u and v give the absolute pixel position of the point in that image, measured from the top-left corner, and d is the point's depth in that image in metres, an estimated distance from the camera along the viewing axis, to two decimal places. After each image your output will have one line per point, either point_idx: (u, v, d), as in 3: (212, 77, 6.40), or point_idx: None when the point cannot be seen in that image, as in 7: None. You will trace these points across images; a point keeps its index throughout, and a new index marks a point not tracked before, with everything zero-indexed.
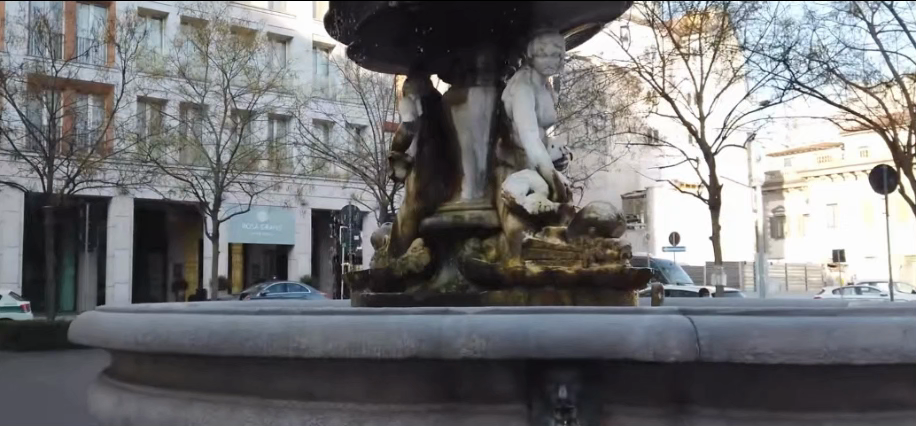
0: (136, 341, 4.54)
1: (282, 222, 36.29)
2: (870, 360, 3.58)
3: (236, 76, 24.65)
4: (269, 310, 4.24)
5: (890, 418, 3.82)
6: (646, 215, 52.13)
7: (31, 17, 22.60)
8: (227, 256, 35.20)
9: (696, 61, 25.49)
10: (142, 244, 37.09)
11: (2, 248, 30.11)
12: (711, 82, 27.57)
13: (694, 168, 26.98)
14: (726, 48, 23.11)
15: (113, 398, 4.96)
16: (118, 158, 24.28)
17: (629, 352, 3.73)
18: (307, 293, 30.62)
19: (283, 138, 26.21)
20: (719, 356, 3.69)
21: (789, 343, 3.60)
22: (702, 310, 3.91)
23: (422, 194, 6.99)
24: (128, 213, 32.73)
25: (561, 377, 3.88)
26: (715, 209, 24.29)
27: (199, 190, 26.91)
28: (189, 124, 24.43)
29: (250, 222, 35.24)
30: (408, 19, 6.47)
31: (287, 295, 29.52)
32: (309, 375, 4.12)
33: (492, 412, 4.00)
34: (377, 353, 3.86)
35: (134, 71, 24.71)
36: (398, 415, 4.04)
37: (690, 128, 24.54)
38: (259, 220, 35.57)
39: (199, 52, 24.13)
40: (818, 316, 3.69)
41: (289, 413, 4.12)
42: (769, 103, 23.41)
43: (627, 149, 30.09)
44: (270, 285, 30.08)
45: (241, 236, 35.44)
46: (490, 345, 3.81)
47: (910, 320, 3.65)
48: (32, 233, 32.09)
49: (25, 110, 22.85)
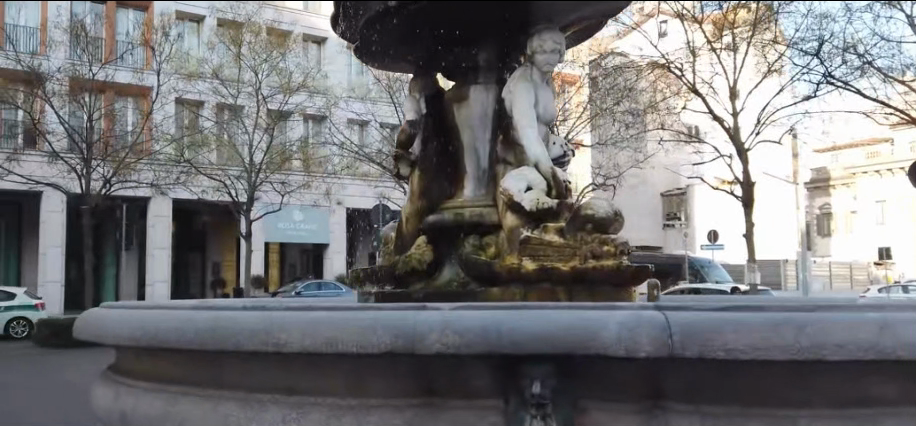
0: (129, 338, 4.65)
1: (318, 222, 36.63)
2: (843, 357, 3.54)
3: (268, 77, 24.97)
4: (253, 306, 4.33)
5: (867, 414, 3.80)
6: (687, 214, 52.27)
7: (69, 20, 23.09)
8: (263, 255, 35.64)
9: (730, 57, 25.11)
10: (181, 243, 37.76)
11: (45, 249, 31.06)
12: (747, 77, 27.13)
13: (729, 165, 26.57)
14: (759, 42, 22.74)
15: (112, 392, 5.10)
16: (154, 159, 24.74)
17: (601, 348, 3.76)
18: (341, 292, 30.87)
19: (315, 138, 26.46)
20: (690, 352, 3.68)
21: (760, 339, 3.59)
22: (677, 306, 3.90)
23: (427, 192, 6.99)
24: (166, 213, 33.30)
25: (535, 372, 3.91)
26: (749, 206, 23.92)
27: (233, 190, 27.30)
28: (223, 125, 24.80)
29: (286, 222, 35.64)
30: (409, 18, 6.51)
31: (321, 293, 29.80)
32: (291, 370, 4.20)
33: (469, 407, 4.06)
34: (353, 348, 3.92)
35: (169, 74, 25.16)
36: (377, 410, 4.10)
37: (723, 124, 24.21)
38: (295, 220, 35.95)
39: (232, 54, 24.48)
40: (792, 312, 3.66)
41: (271, 407, 4.21)
42: (805, 98, 22.96)
43: (661, 145, 29.74)
44: (305, 284, 30.40)
45: (277, 236, 35.86)
46: (463, 341, 3.84)
47: (887, 316, 3.61)
48: (75, 233, 32.85)
49: (64, 113, 23.43)
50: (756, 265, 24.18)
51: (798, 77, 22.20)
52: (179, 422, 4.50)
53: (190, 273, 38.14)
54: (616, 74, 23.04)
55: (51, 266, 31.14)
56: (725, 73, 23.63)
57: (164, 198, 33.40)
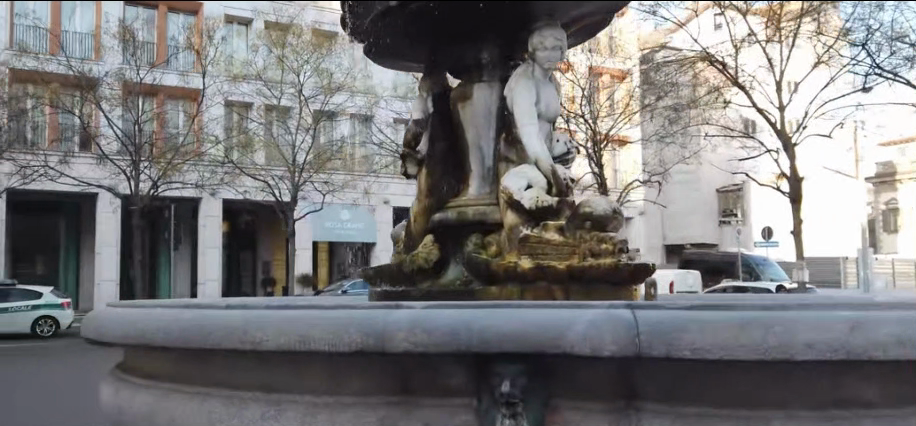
0: (122, 335, 4.77)
1: (364, 221, 36.93)
2: (812, 357, 3.45)
3: (310, 78, 25.29)
4: (235, 305, 4.40)
5: (844, 416, 3.69)
6: (743, 209, 50.97)
7: (118, 26, 23.78)
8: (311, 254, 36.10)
9: (776, 49, 24.54)
10: (233, 242, 38.50)
11: (100, 249, 32.04)
12: (795, 69, 26.47)
13: (776, 160, 25.96)
14: (804, 33, 22.18)
15: (112, 388, 5.25)
16: (201, 160, 25.28)
17: (567, 348, 3.73)
18: None
19: (358, 138, 26.69)
20: (657, 351, 3.62)
21: (727, 339, 3.51)
22: (649, 305, 3.83)
23: (434, 190, 7.02)
24: (217, 213, 33.97)
25: (504, 371, 3.90)
26: (796, 202, 23.34)
27: (278, 190, 27.74)
28: (267, 125, 25.20)
29: (333, 221, 36.05)
30: (412, 17, 6.55)
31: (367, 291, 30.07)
32: (270, 369, 4.27)
33: (442, 405, 4.07)
34: (325, 347, 3.96)
35: (215, 76, 25.68)
36: (351, 408, 4.14)
37: (768, 118, 23.69)
38: (342, 219, 36.32)
39: (276, 55, 24.87)
40: (762, 312, 3.57)
41: (250, 404, 4.28)
42: (854, 90, 22.32)
43: (708, 141, 29.23)
44: (351, 282, 30.71)
45: (324, 234, 36.29)
46: (430, 339, 3.85)
47: (861, 316, 3.50)
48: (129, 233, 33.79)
49: (115, 116, 24.11)
50: (805, 263, 23.56)
51: (846, 69, 21.58)
52: (168, 418, 4.61)
53: (241, 272, 38.87)
54: (657, 68, 22.71)
55: (106, 266, 32.09)
56: (771, 65, 23.07)
57: (215, 198, 34.09)
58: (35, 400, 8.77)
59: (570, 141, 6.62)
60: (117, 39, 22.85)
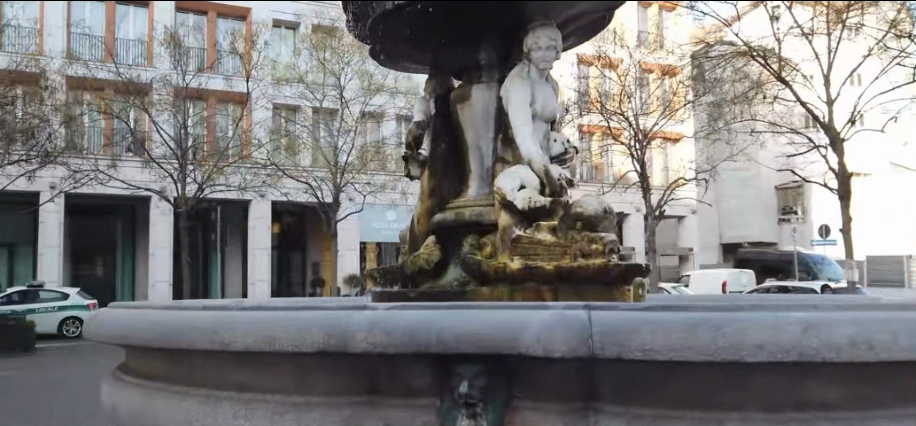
0: (111, 335, 4.93)
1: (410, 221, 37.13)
2: (763, 359, 3.41)
3: (351, 80, 25.54)
4: (211, 306, 4.51)
5: (803, 419, 3.63)
6: (804, 208, 50.04)
7: (165, 34, 24.40)
8: (358, 254, 36.49)
9: (824, 42, 23.84)
10: (283, 243, 39.14)
11: (154, 250, 32.92)
12: (846, 60, 25.70)
13: (825, 156, 25.21)
14: (852, 22, 21.49)
15: (109, 387, 5.44)
16: (245, 163, 25.72)
17: (521, 348, 3.74)
18: None
19: (399, 139, 26.84)
20: (609, 352, 3.62)
21: (676, 340, 3.50)
22: (607, 305, 3.83)
23: (436, 191, 7.05)
24: (267, 214, 34.53)
25: (463, 372, 3.93)
26: (845, 199, 22.64)
27: (322, 191, 28.07)
28: (310, 127, 25.56)
29: (379, 221, 36.33)
30: (409, 19, 6.61)
31: None
32: (243, 368, 4.38)
33: (406, 405, 4.14)
34: (289, 347, 4.03)
35: (259, 80, 26.15)
36: (318, 407, 4.21)
37: (815, 114, 23.03)
38: (388, 219, 36.57)
39: (317, 58, 25.20)
40: (715, 312, 3.55)
41: (224, 403, 4.40)
42: (907, 82, 21.51)
43: (755, 137, 28.58)
44: None
45: (371, 235, 36.62)
46: (389, 339, 3.90)
47: (816, 317, 3.44)
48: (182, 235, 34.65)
49: (163, 122, 24.76)
50: (855, 262, 22.83)
51: (898, 60, 20.80)
52: (151, 417, 4.76)
53: (291, 273, 39.47)
54: (698, 63, 22.35)
55: (160, 267, 32.97)
56: (818, 58, 22.47)
57: (264, 199, 34.67)
58: (65, 400, 9.09)
59: (567, 141, 6.58)
60: (164, 45, 23.43)
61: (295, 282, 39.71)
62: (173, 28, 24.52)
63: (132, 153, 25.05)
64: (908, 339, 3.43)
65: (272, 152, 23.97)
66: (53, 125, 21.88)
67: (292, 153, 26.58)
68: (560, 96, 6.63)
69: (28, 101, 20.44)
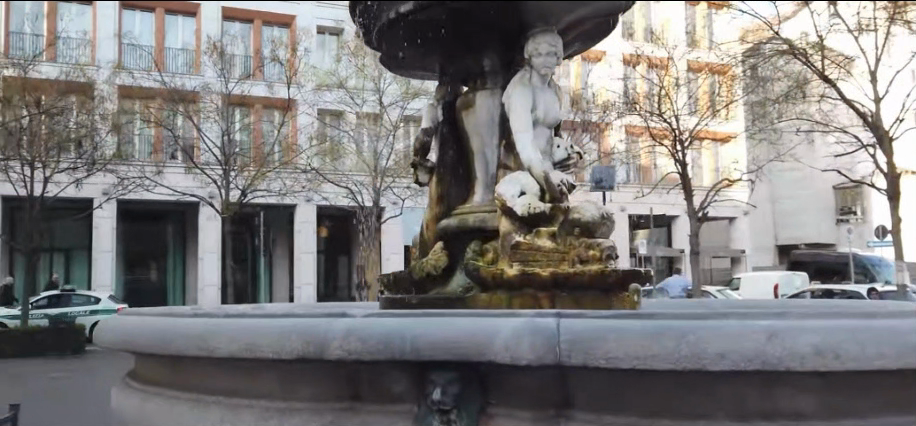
0: (112, 341, 5.08)
1: None
2: (725, 367, 3.40)
3: (390, 84, 25.68)
4: (203, 313, 4.63)
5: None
6: (863, 209, 46.54)
7: (209, 42, 24.90)
8: (403, 257, 36.69)
9: (872, 36, 23.09)
10: (330, 247, 39.57)
11: (203, 254, 33.62)
12: (897, 55, 24.81)
13: (875, 155, 24.41)
14: (900, 17, 20.75)
15: (117, 391, 5.62)
16: (287, 167, 26.07)
17: (491, 355, 3.77)
18: None
19: None
20: (575, 359, 3.64)
21: (640, 348, 3.50)
22: (578, 313, 3.84)
23: (444, 197, 7.10)
24: (312, 219, 34.84)
25: (437, 378, 3.97)
26: (895, 199, 21.90)
27: (363, 195, 28.29)
28: (350, 132, 25.79)
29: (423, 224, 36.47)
30: (416, 28, 6.67)
31: None
32: (232, 374, 4.49)
33: (386, 411, 4.20)
34: (269, 353, 4.10)
35: (300, 86, 26.51)
36: (300, 413, 4.30)
37: (862, 112, 22.33)
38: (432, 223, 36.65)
39: (357, 63, 25.41)
40: (680, 320, 3.54)
41: (213, 408, 4.53)
42: None
43: (803, 136, 27.84)
44: None
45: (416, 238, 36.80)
46: (363, 347, 3.95)
47: (781, 325, 3.41)
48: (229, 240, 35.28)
49: (209, 129, 25.25)
50: (905, 265, 22.08)
51: None
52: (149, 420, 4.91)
53: (338, 276, 39.89)
54: (740, 62, 21.90)
55: (209, 270, 33.65)
56: (865, 54, 21.76)
57: (308, 206, 34.93)
58: (100, 406, 9.40)
59: (571, 146, 6.57)
60: (208, 53, 23.92)
61: (341, 286, 40.11)
62: (216, 37, 25.00)
63: (179, 159, 25.62)
64: (877, 345, 3.39)
65: (311, 157, 24.26)
66: (103, 134, 22.52)
67: (334, 158, 26.87)
68: (563, 101, 6.63)
69: (74, 114, 21.09)
